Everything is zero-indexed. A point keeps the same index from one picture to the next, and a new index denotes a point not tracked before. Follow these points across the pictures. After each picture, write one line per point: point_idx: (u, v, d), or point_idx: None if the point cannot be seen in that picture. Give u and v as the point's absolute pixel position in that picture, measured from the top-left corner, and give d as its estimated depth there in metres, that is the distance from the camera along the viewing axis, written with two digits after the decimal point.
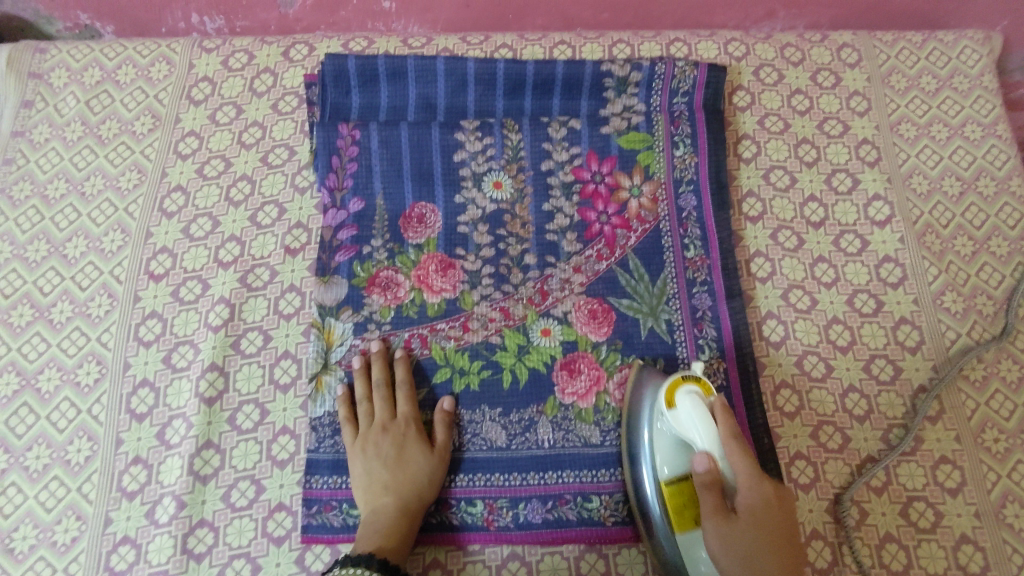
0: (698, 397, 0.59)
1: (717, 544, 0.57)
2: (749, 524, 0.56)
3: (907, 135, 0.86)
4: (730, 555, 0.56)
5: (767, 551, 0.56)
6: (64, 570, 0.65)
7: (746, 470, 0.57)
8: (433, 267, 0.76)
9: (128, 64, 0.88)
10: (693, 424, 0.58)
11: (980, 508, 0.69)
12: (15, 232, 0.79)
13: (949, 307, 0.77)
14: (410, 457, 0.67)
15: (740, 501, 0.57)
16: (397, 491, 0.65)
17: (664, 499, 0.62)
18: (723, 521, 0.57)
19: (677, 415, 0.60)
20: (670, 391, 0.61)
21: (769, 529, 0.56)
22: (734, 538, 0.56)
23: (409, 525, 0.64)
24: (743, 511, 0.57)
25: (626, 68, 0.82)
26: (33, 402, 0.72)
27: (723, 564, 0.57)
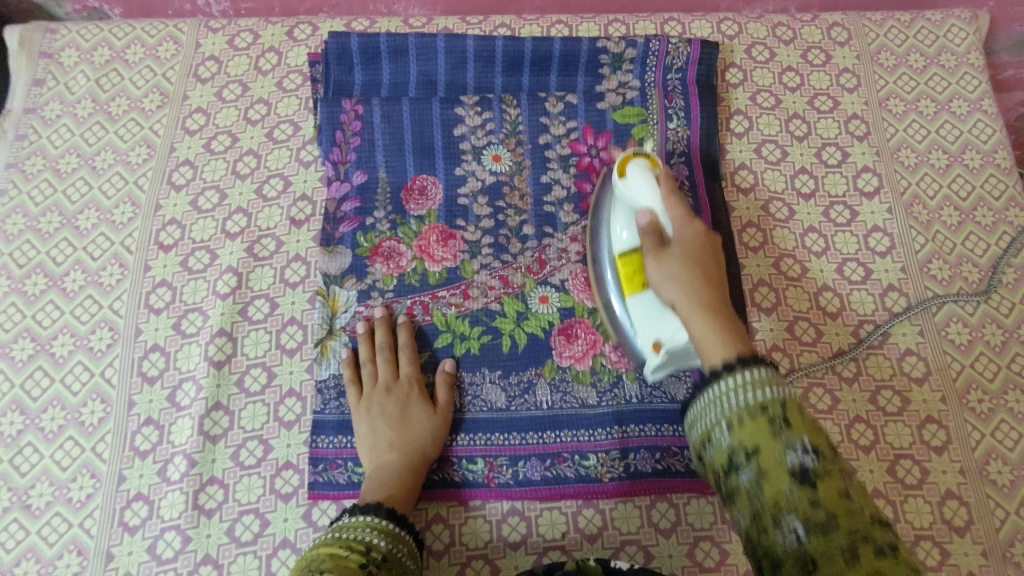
0: (644, 167, 0.66)
1: (655, 274, 0.60)
2: (679, 250, 0.60)
3: (895, 110, 0.88)
4: (668, 282, 0.58)
5: (699, 272, 0.58)
6: (79, 525, 0.68)
7: (678, 211, 0.62)
8: (434, 237, 0.79)
9: (137, 44, 0.91)
10: (638, 185, 0.65)
11: (965, 465, 0.71)
12: (28, 204, 0.82)
13: (935, 275, 0.79)
14: (414, 416, 0.69)
15: (674, 236, 0.61)
16: (402, 447, 0.68)
17: (621, 273, 0.68)
18: (658, 254, 0.60)
19: (626, 184, 0.66)
20: (624, 167, 0.68)
21: (699, 259, 0.59)
22: (668, 259, 0.60)
23: (414, 479, 0.67)
24: (677, 240, 0.61)
25: (621, 45, 0.85)
26: (47, 366, 0.74)
27: (664, 286, 0.59)
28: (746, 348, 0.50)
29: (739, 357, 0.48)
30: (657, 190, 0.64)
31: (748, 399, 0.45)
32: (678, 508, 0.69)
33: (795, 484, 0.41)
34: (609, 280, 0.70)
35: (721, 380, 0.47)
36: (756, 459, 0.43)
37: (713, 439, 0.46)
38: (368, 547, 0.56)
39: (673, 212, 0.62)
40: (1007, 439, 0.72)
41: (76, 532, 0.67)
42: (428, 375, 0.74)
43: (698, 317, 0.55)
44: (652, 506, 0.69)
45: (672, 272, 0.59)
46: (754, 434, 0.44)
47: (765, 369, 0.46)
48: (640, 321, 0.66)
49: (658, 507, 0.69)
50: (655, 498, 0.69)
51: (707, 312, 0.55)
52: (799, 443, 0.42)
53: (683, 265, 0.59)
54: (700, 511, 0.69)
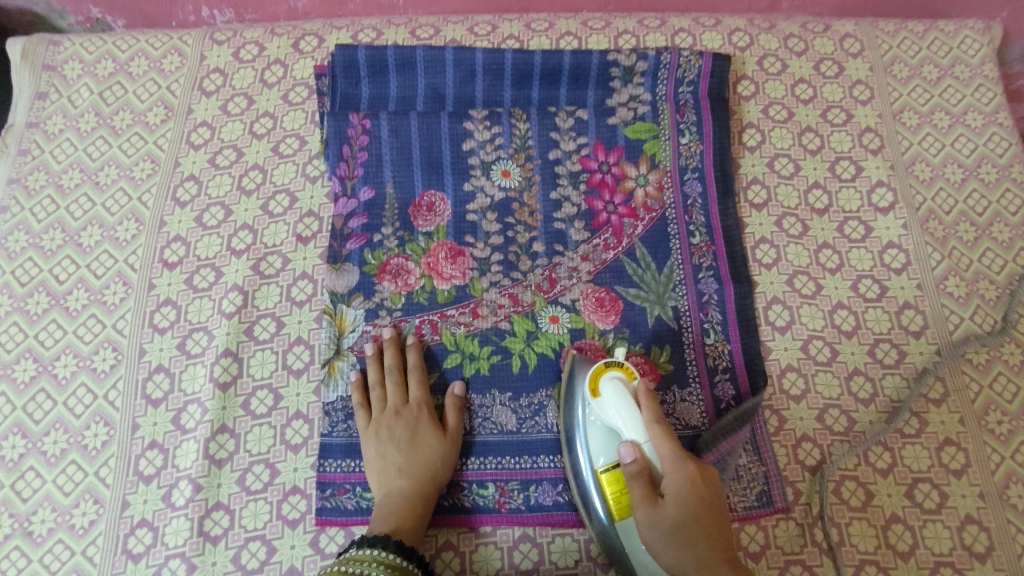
0: (621, 383, 0.62)
1: (646, 526, 0.59)
2: (673, 505, 0.58)
3: (909, 123, 0.87)
4: (660, 534, 0.58)
5: (701, 541, 0.58)
6: (83, 552, 0.66)
7: (668, 451, 0.59)
8: (443, 254, 0.77)
9: (140, 56, 0.89)
10: (615, 406, 0.61)
11: (985, 489, 0.69)
12: (30, 221, 0.81)
13: (952, 292, 0.78)
14: (423, 440, 0.68)
15: (666, 490, 0.58)
16: (411, 473, 0.67)
17: (605, 490, 0.63)
18: (650, 508, 0.58)
19: (602, 402, 0.63)
20: (595, 379, 0.64)
21: (693, 515, 0.58)
22: (662, 519, 0.58)
23: (423, 506, 0.65)
24: (668, 493, 0.58)
25: (632, 58, 0.83)
26: (50, 387, 0.73)
27: (657, 549, 0.59)
28: None
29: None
30: (642, 429, 0.60)
31: None
32: None
33: None
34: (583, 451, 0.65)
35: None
36: None
37: None
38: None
39: (673, 481, 0.58)
40: None
41: (80, 560, 0.66)
42: (438, 396, 0.73)
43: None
44: None
45: (667, 535, 0.58)
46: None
47: None
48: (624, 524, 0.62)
49: None
50: None
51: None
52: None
53: (673, 529, 0.58)
54: None
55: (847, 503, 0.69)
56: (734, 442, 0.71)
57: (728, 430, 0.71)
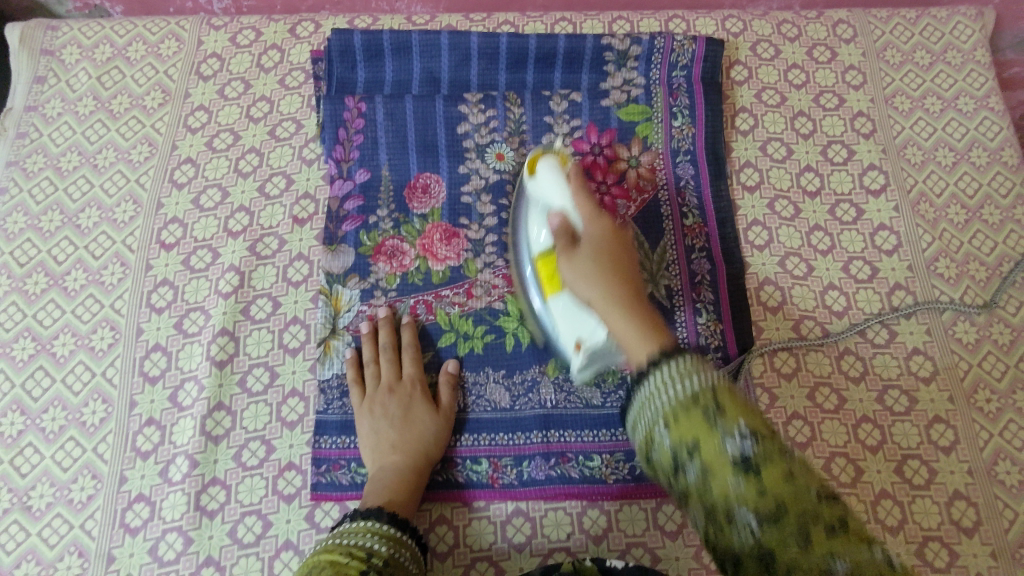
0: (554, 162, 0.66)
1: (568, 273, 0.58)
2: (589, 250, 0.58)
3: (901, 108, 0.87)
4: (579, 280, 0.57)
5: (612, 270, 0.56)
6: (80, 526, 0.67)
7: (588, 209, 0.62)
8: (438, 235, 0.78)
9: (138, 41, 0.90)
10: (549, 183, 0.66)
11: (973, 465, 0.70)
12: (29, 203, 0.81)
13: (942, 274, 0.78)
14: (415, 416, 0.69)
15: (584, 234, 0.60)
16: (403, 449, 0.67)
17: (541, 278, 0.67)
18: (568, 253, 0.59)
19: (538, 179, 0.67)
20: (534, 165, 0.68)
21: (608, 254, 0.58)
22: (576, 261, 0.58)
23: (417, 481, 0.66)
24: (586, 237, 0.60)
25: (626, 42, 0.84)
26: (48, 365, 0.74)
27: (576, 285, 0.57)
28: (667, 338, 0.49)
29: (662, 351, 0.47)
30: (568, 192, 0.64)
31: (681, 388, 0.44)
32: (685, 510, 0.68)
33: (739, 477, 0.39)
34: (529, 278, 0.69)
35: (658, 369, 0.46)
36: (699, 453, 0.41)
37: (655, 441, 0.44)
38: (371, 551, 0.56)
39: (590, 224, 0.61)
40: (1016, 439, 0.71)
41: (77, 534, 0.67)
42: (430, 375, 0.74)
43: (614, 313, 0.53)
44: (658, 508, 0.68)
45: (582, 274, 0.57)
46: (687, 431, 0.42)
47: (694, 360, 0.45)
48: (565, 324, 0.65)
49: (664, 509, 0.68)
50: (660, 500, 0.69)
51: (621, 306, 0.53)
52: (737, 429, 0.40)
53: (587, 255, 0.58)
54: None
55: (837, 479, 0.70)
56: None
57: None
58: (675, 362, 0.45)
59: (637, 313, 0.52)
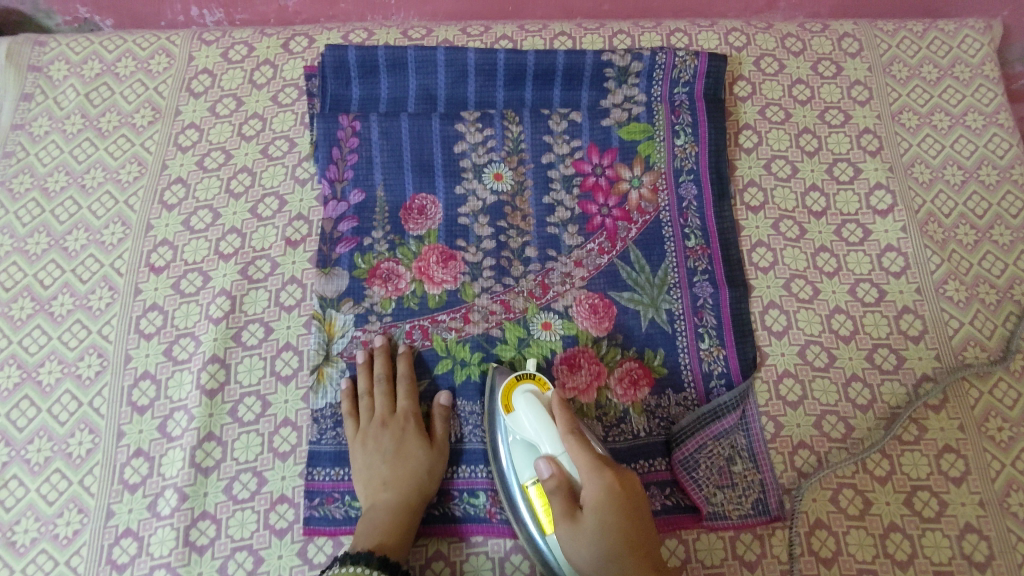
0: (533, 398, 0.62)
1: (577, 548, 0.56)
2: (594, 525, 0.55)
3: (909, 124, 0.85)
4: (590, 559, 0.55)
5: (630, 559, 0.54)
6: (66, 563, 0.65)
7: (583, 459, 0.57)
8: (434, 258, 0.76)
9: (128, 57, 0.88)
10: (529, 417, 0.61)
11: (984, 496, 0.68)
12: (15, 225, 0.79)
13: (952, 296, 0.76)
14: (407, 450, 0.67)
15: (586, 499, 0.56)
16: (395, 486, 0.65)
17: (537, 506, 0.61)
18: (570, 525, 0.56)
19: (517, 416, 0.63)
20: (509, 397, 0.65)
21: (619, 533, 0.55)
22: (584, 540, 0.55)
23: (410, 519, 0.64)
24: (586, 503, 0.56)
25: (627, 58, 0.82)
26: (34, 394, 0.72)
27: (586, 568, 0.56)
28: None
29: None
30: (557, 439, 0.60)
31: None
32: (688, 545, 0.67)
33: None
34: (506, 464, 0.65)
35: None
36: None
37: None
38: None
39: (589, 490, 0.56)
40: None
41: (63, 571, 0.65)
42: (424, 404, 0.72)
43: None
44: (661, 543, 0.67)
45: (592, 554, 0.55)
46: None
47: None
48: (563, 559, 0.60)
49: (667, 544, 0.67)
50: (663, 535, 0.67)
51: None
52: None
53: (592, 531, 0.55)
54: (709, 548, 0.67)
55: (844, 512, 0.68)
56: (703, 439, 0.70)
57: (699, 426, 0.70)
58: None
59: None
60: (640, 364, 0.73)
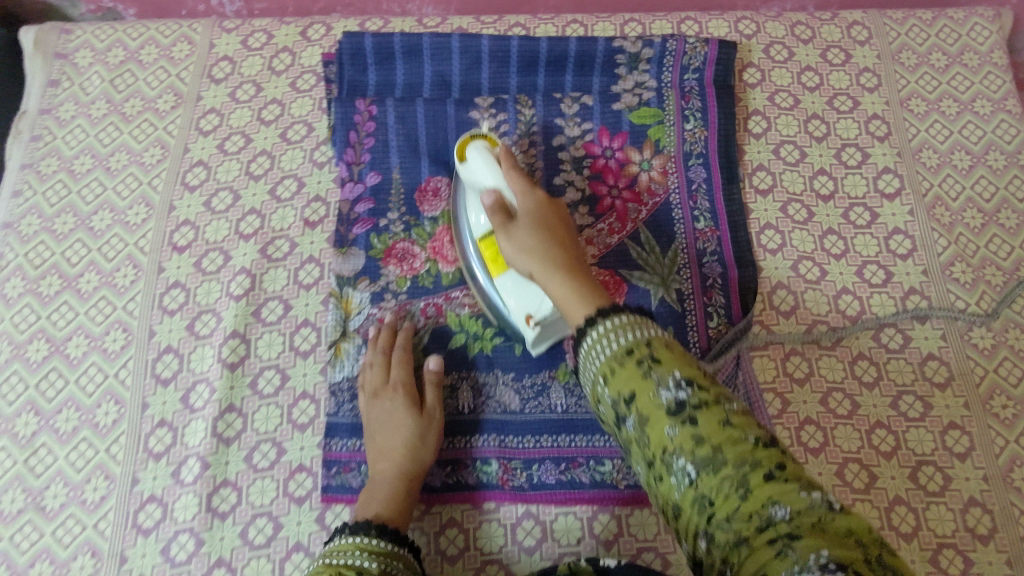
0: (483, 146, 0.66)
1: (508, 247, 0.61)
2: (524, 225, 0.61)
3: (917, 110, 0.86)
4: (519, 254, 0.60)
5: (548, 245, 0.59)
6: (93, 527, 0.67)
7: (521, 185, 0.63)
8: (448, 238, 0.78)
9: (151, 45, 0.91)
10: (478, 165, 0.65)
11: (989, 472, 0.69)
12: (43, 205, 0.82)
13: (958, 278, 0.78)
14: (401, 420, 0.68)
15: (519, 208, 0.62)
16: (393, 457, 0.66)
17: (485, 254, 0.69)
18: (504, 228, 0.62)
19: (467, 166, 0.67)
20: (463, 150, 0.68)
21: (542, 225, 0.61)
22: (515, 238, 0.61)
23: (409, 490, 0.65)
24: (520, 213, 0.62)
25: (638, 45, 0.84)
26: (61, 367, 0.74)
27: (517, 260, 0.61)
28: (604, 299, 0.52)
29: (599, 310, 0.50)
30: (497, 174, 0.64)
31: (620, 341, 0.47)
32: None
33: (672, 417, 0.42)
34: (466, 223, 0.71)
35: (595, 325, 0.49)
36: (636, 402, 0.44)
37: (600, 397, 0.47)
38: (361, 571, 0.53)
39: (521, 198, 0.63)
40: None
41: (90, 534, 0.67)
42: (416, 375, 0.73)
43: (555, 280, 0.57)
44: None
45: (522, 249, 0.60)
46: (624, 379, 0.45)
47: (628, 312, 0.49)
48: (512, 294, 0.67)
49: None
50: None
51: (562, 274, 0.57)
52: (672, 379, 0.43)
53: (527, 231, 0.61)
54: None
55: (850, 485, 0.70)
56: None
57: None
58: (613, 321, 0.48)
59: (585, 288, 0.54)
60: None
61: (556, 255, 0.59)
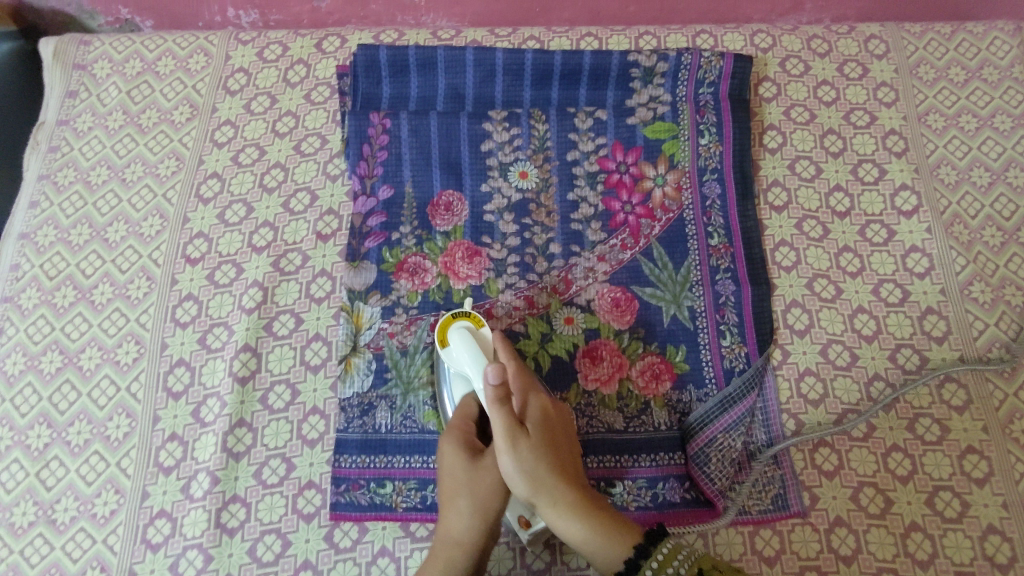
0: (468, 334, 0.63)
1: (511, 465, 0.57)
2: (535, 441, 0.58)
3: (935, 126, 0.85)
4: (526, 466, 0.57)
5: (557, 465, 0.59)
6: (103, 541, 0.68)
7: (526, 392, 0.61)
8: (460, 254, 0.78)
9: (167, 56, 0.91)
10: (464, 356, 0.62)
11: (1008, 498, 0.68)
12: (59, 216, 0.83)
13: (977, 297, 0.76)
14: (455, 472, 0.61)
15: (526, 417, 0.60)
16: (449, 515, 0.60)
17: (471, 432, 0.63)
18: (513, 445, 0.57)
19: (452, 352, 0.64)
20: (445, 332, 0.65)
21: (547, 443, 0.59)
22: (527, 456, 0.57)
23: (464, 555, 0.59)
24: (529, 422, 0.59)
25: (653, 58, 0.83)
26: (75, 378, 0.75)
27: (514, 480, 0.58)
28: (629, 537, 0.57)
29: (640, 547, 0.56)
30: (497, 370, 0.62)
31: None
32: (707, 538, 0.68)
33: None
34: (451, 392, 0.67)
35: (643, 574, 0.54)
36: None
37: None
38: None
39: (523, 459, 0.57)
40: None
41: (100, 548, 0.67)
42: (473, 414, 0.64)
43: (572, 523, 0.57)
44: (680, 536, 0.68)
45: (533, 465, 0.57)
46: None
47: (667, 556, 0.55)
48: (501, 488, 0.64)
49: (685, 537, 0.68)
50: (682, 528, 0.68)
51: (577, 516, 0.57)
52: None
53: (536, 447, 0.58)
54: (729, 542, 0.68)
55: (865, 510, 0.68)
56: (713, 431, 0.71)
57: (707, 419, 0.71)
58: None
59: (593, 515, 0.58)
60: (663, 359, 0.74)
61: (566, 481, 0.59)
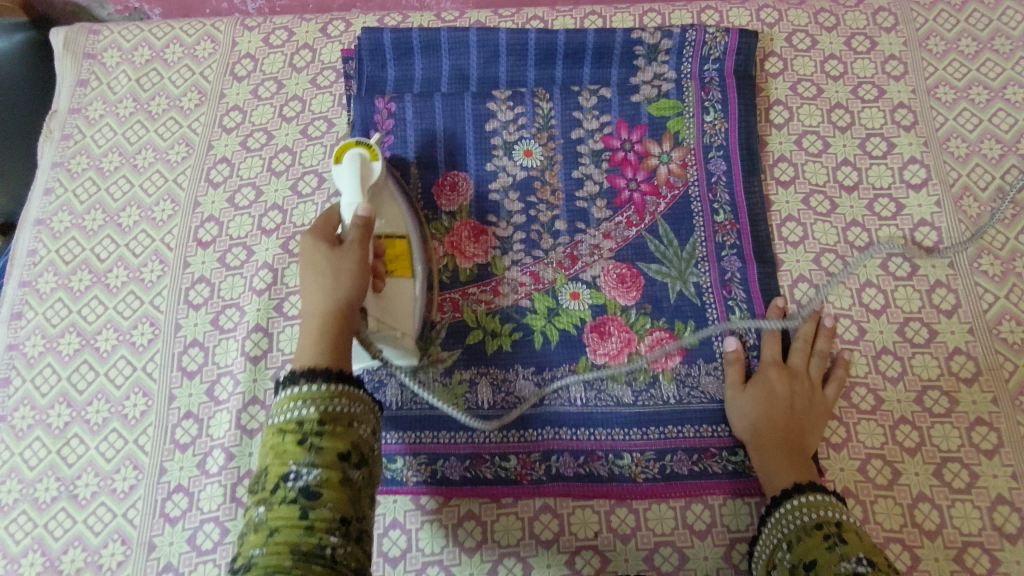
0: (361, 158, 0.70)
1: (733, 397, 0.70)
2: (762, 389, 0.70)
3: (944, 99, 0.84)
4: (738, 401, 0.70)
5: (769, 425, 0.68)
6: (122, 515, 0.70)
7: (770, 395, 0.69)
8: (466, 233, 0.79)
9: (176, 43, 0.92)
10: (351, 173, 0.69)
11: (1017, 469, 0.68)
12: (73, 202, 0.85)
13: (986, 270, 0.75)
14: (316, 261, 0.59)
15: (748, 411, 0.69)
16: (307, 295, 0.57)
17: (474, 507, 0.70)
18: (737, 387, 0.71)
19: (342, 171, 0.70)
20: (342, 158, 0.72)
21: (771, 405, 0.69)
22: (769, 394, 0.69)
23: (329, 317, 0.56)
24: (756, 391, 0.70)
25: (657, 35, 0.82)
26: (92, 359, 0.76)
27: (737, 414, 0.70)
28: (802, 478, 0.65)
29: (797, 485, 0.63)
30: (361, 187, 0.69)
31: (797, 518, 0.60)
32: (713, 510, 0.68)
33: (833, 553, 0.55)
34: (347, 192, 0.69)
35: (783, 502, 0.62)
36: (808, 555, 0.57)
37: (776, 558, 0.60)
38: (322, 434, 0.49)
39: (741, 401, 0.70)
40: None
41: (120, 522, 0.69)
42: (337, 224, 0.65)
43: (782, 474, 0.65)
44: (687, 508, 0.69)
45: (750, 402, 0.69)
46: (809, 547, 0.57)
47: (797, 491, 0.62)
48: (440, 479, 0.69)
49: (693, 509, 0.68)
50: (689, 500, 0.69)
51: (788, 465, 0.66)
52: (854, 557, 0.53)
53: (755, 396, 0.69)
54: (735, 513, 0.68)
55: (873, 482, 0.69)
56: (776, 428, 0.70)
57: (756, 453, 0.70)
58: (804, 494, 0.62)
59: (788, 462, 0.66)
60: (671, 334, 0.74)
61: (784, 440, 0.67)
